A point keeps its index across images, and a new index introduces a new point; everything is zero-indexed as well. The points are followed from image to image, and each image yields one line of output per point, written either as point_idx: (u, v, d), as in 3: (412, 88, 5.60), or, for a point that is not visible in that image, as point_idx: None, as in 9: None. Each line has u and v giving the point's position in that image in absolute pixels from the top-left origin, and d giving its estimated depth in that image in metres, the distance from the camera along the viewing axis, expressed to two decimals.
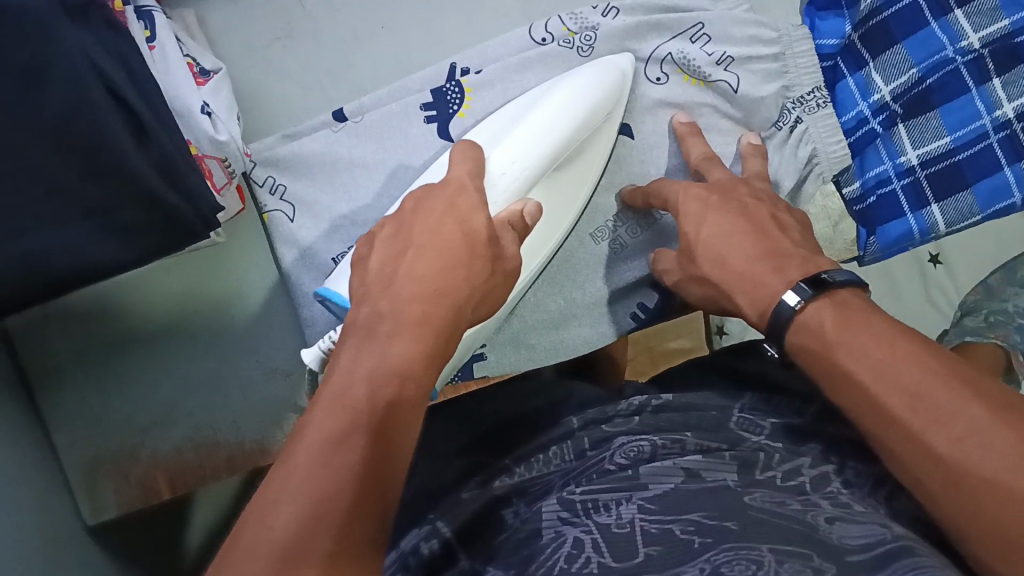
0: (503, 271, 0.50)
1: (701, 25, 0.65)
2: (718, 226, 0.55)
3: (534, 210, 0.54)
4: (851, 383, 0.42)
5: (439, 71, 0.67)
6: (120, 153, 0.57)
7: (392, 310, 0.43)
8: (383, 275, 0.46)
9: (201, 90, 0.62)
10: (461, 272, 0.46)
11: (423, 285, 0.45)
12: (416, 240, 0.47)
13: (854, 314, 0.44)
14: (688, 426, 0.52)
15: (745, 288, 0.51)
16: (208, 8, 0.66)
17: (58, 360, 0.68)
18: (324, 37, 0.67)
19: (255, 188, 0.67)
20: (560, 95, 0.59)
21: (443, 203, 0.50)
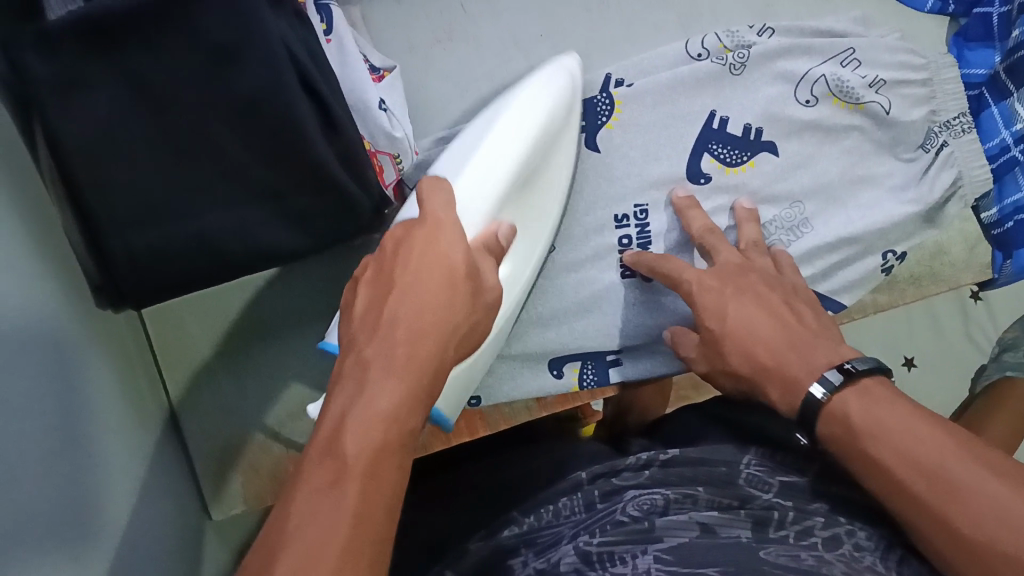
0: (485, 300, 0.43)
1: (852, 50, 0.67)
2: (736, 306, 0.56)
3: (508, 232, 0.52)
4: (880, 471, 0.43)
5: (595, 80, 0.68)
6: (301, 137, 0.58)
7: (378, 354, 0.37)
8: (367, 323, 0.39)
9: (379, 86, 0.63)
10: (443, 309, 0.40)
11: (414, 310, 0.39)
12: (401, 278, 0.40)
13: (876, 396, 0.45)
14: (697, 480, 0.50)
15: (772, 373, 0.52)
16: (373, 6, 0.68)
17: (193, 344, 0.69)
18: (483, 42, 0.69)
19: (407, 190, 0.67)
20: (512, 130, 0.57)
21: (420, 237, 0.43)
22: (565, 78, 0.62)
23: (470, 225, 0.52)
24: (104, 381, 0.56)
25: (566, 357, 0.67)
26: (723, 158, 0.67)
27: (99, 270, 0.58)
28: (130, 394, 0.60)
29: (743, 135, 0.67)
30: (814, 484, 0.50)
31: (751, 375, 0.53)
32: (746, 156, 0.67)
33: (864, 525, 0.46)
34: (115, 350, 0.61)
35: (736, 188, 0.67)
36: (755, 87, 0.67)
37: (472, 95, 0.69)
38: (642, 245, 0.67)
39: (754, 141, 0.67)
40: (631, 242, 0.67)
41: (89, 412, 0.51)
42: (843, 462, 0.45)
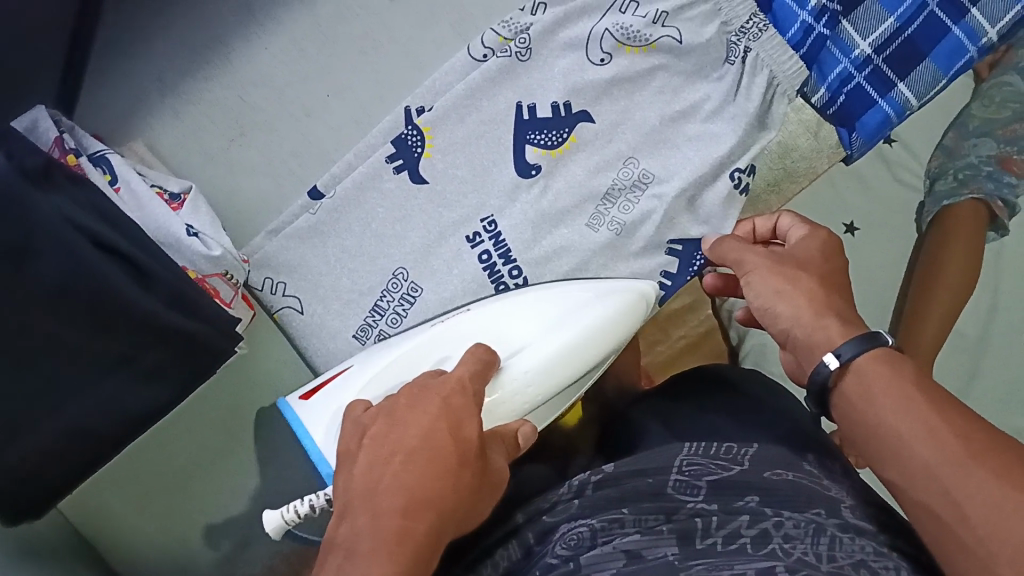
0: (491, 483, 0.46)
1: None
2: (830, 286, 0.49)
3: (530, 429, 0.52)
4: (886, 428, 0.42)
5: (395, 118, 0.67)
6: (124, 300, 0.56)
7: (371, 521, 0.39)
8: (369, 476, 0.41)
9: (181, 214, 0.61)
10: (445, 483, 0.41)
11: (413, 493, 0.40)
12: (404, 440, 0.43)
13: (893, 367, 0.43)
14: (624, 500, 0.52)
15: (834, 309, 0.47)
16: (154, 131, 0.65)
17: (120, 520, 0.67)
18: (276, 124, 0.66)
19: (257, 292, 0.67)
20: (537, 341, 0.60)
21: (438, 401, 0.46)
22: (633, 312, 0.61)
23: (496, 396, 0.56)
24: None
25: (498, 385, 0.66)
26: (543, 144, 0.66)
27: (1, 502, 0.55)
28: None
29: (553, 115, 0.66)
30: (740, 480, 0.52)
31: (805, 295, 0.47)
32: (565, 132, 0.66)
33: (791, 513, 0.47)
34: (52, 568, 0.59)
35: (567, 168, 0.66)
36: (549, 64, 0.66)
37: (284, 178, 0.67)
38: (503, 254, 0.66)
39: (567, 116, 0.66)
40: (492, 256, 0.66)
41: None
42: (849, 416, 0.44)
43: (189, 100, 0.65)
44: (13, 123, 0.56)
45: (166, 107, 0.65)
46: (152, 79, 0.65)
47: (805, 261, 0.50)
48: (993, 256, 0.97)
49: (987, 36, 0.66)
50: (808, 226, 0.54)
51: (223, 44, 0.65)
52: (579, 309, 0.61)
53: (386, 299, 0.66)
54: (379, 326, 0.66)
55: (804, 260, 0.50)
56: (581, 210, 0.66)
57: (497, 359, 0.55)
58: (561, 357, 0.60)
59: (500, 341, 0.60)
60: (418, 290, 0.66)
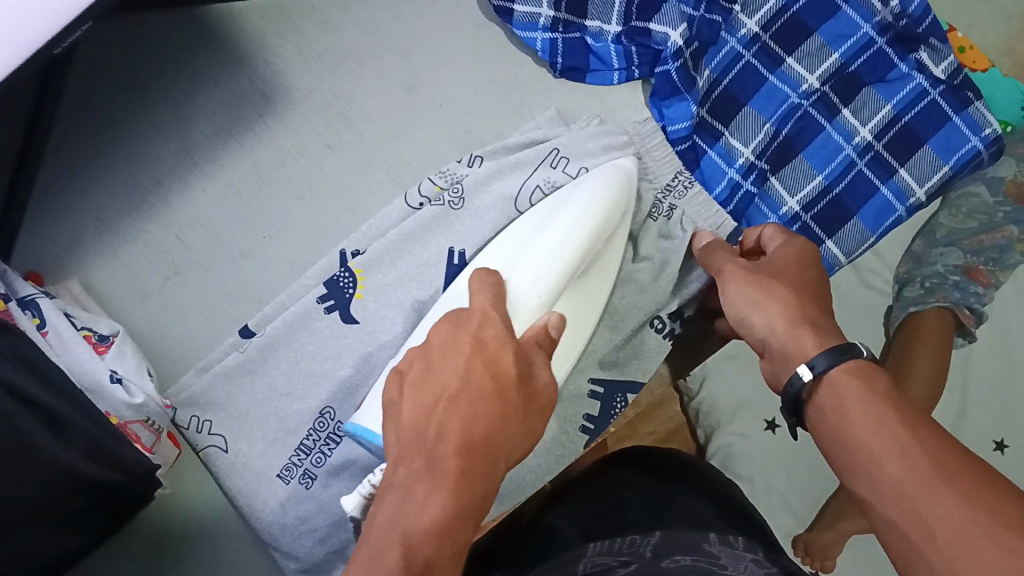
0: (537, 404, 0.43)
1: (557, 150, 0.66)
2: (807, 293, 0.50)
3: (557, 320, 0.49)
4: (861, 442, 0.40)
5: (331, 260, 0.67)
6: (44, 451, 0.54)
7: (431, 458, 0.39)
8: (416, 427, 0.41)
9: (106, 359, 0.62)
10: (493, 420, 0.40)
11: (466, 428, 0.40)
12: (446, 383, 0.42)
13: (871, 381, 0.42)
14: None
15: (811, 320, 0.48)
16: (90, 271, 0.67)
17: None
18: (211, 264, 0.68)
19: (183, 431, 0.65)
20: (554, 229, 0.56)
21: (471, 339, 0.44)
22: (620, 181, 0.60)
23: (522, 320, 0.51)
24: None
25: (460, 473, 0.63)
26: None
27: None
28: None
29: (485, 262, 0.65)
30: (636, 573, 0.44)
31: (773, 304, 0.49)
32: None
33: None
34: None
35: None
36: (480, 212, 0.66)
37: (217, 317, 0.67)
38: None
39: None
40: None
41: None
42: (825, 425, 0.43)
43: (126, 240, 0.67)
44: None
45: (103, 245, 0.67)
46: (91, 220, 0.67)
47: (778, 271, 0.52)
48: (960, 363, 0.94)
49: (915, 196, 0.66)
50: (786, 235, 0.55)
51: (166, 185, 0.68)
52: (574, 194, 0.59)
53: (311, 440, 0.65)
54: (304, 466, 0.64)
55: (783, 268, 0.52)
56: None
57: (506, 284, 0.52)
58: (565, 235, 0.56)
59: (524, 257, 0.55)
60: (344, 430, 0.65)
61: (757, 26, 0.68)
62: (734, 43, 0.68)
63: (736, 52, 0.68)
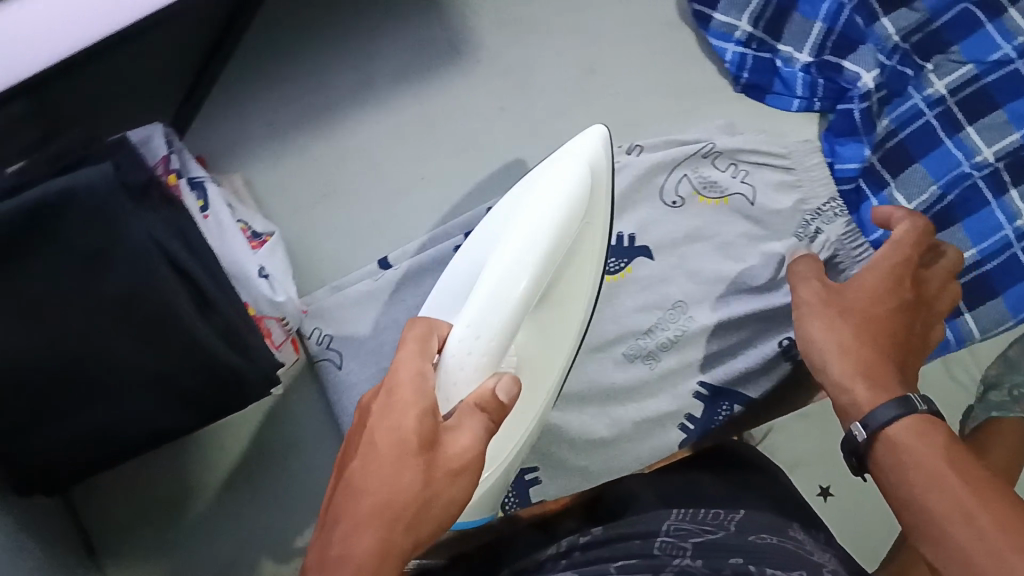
0: (450, 468, 0.38)
1: (712, 143, 0.67)
2: (872, 325, 0.50)
3: (509, 386, 0.43)
4: (928, 502, 0.40)
5: (475, 215, 0.67)
6: (181, 321, 0.54)
7: (345, 527, 0.36)
8: (345, 484, 0.37)
9: (258, 253, 0.64)
10: (390, 493, 0.36)
11: (377, 490, 0.36)
12: (372, 440, 0.38)
13: (925, 436, 0.42)
14: (616, 557, 0.49)
15: (885, 362, 0.48)
16: (252, 170, 0.69)
17: (115, 530, 0.66)
18: (365, 191, 0.70)
19: (306, 340, 0.67)
20: (546, 191, 0.49)
21: (388, 393, 0.40)
22: (596, 158, 0.51)
23: (471, 379, 0.45)
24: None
25: None
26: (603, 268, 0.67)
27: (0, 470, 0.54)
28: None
29: (617, 244, 0.68)
30: (724, 543, 0.49)
31: (842, 334, 0.49)
32: (624, 262, 0.67)
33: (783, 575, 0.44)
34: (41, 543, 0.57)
35: (618, 294, 0.67)
36: (632, 198, 0.67)
37: (360, 242, 0.70)
38: None
39: (628, 247, 0.67)
40: None
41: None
42: (887, 476, 0.43)
43: (293, 150, 0.70)
44: (129, 133, 0.61)
45: (270, 150, 0.70)
46: (263, 124, 0.70)
47: (849, 302, 0.51)
48: None
49: None
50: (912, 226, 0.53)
51: (338, 108, 0.71)
52: (531, 183, 0.51)
53: None
54: None
55: (871, 300, 0.50)
56: (611, 349, 0.67)
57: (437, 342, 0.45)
58: (567, 196, 0.49)
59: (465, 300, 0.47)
60: None
61: (945, 89, 0.68)
62: (918, 100, 0.68)
63: (917, 109, 0.68)
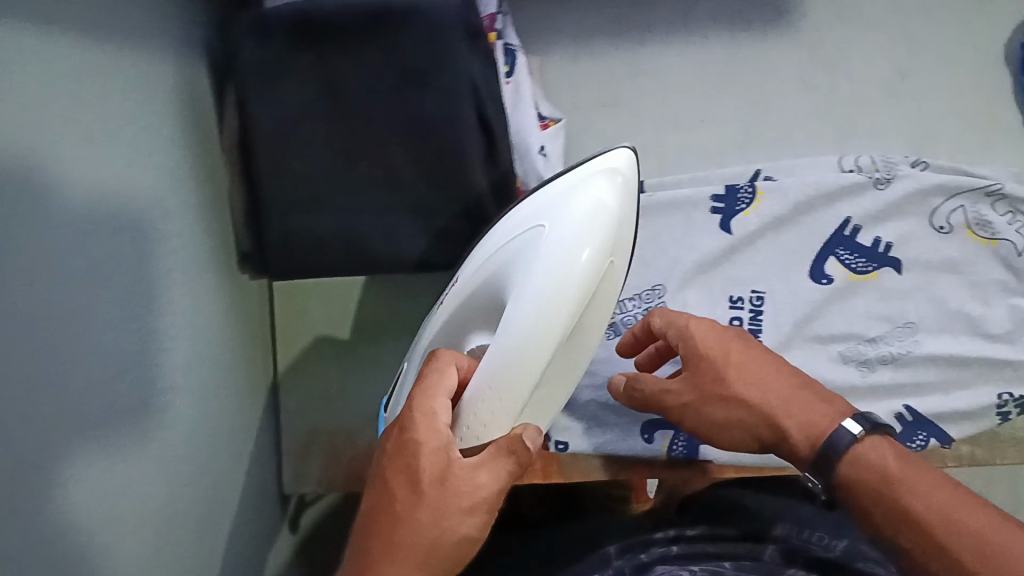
0: (456, 495, 0.44)
1: (1001, 186, 0.68)
2: (794, 398, 0.50)
3: (532, 434, 0.48)
4: (901, 506, 0.44)
5: (743, 171, 0.70)
6: (464, 160, 0.62)
7: (381, 548, 0.43)
8: (372, 519, 0.45)
9: (543, 133, 0.67)
10: (411, 518, 0.43)
11: (422, 528, 0.43)
12: (393, 481, 0.45)
13: (914, 470, 0.45)
14: (727, 554, 0.58)
15: (795, 413, 0.49)
16: (549, 59, 0.72)
17: (304, 335, 0.74)
18: (644, 113, 0.71)
19: None
20: (557, 224, 0.50)
21: (397, 440, 0.46)
22: (614, 188, 0.52)
23: (482, 409, 0.48)
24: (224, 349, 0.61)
25: (659, 424, 0.67)
26: (849, 264, 0.69)
27: (251, 228, 0.66)
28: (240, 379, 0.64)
29: (872, 246, 0.69)
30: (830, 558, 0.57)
31: (756, 407, 0.50)
32: (873, 266, 0.69)
33: None
34: (240, 316, 0.66)
35: (859, 293, 0.68)
36: (897, 208, 0.68)
37: (622, 158, 0.71)
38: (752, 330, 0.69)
39: (881, 253, 0.69)
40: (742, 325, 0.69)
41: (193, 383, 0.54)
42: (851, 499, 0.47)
43: (591, 54, 0.71)
44: None
45: (570, 46, 0.72)
46: (571, 23, 0.71)
47: (691, 364, 0.53)
48: None
49: None
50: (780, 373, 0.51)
51: (650, 26, 0.71)
52: (551, 207, 0.52)
53: (632, 302, 0.69)
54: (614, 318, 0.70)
55: (745, 368, 0.51)
56: (828, 344, 0.68)
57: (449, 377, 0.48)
58: (579, 235, 0.49)
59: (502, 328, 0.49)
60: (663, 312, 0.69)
61: None
62: None
63: None
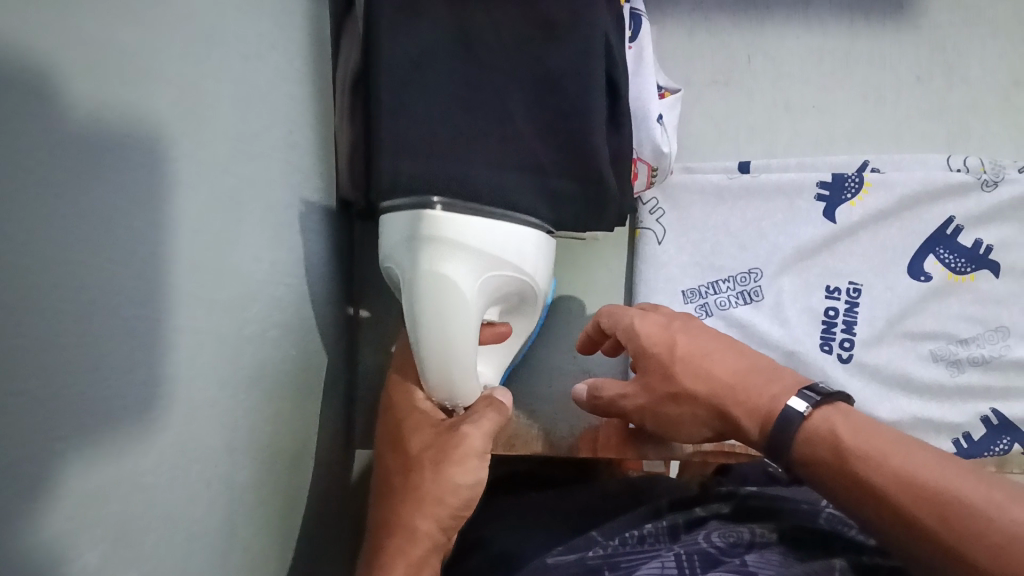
0: (441, 451, 0.52)
1: None
2: (721, 388, 0.52)
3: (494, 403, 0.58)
4: (867, 475, 0.44)
5: (850, 161, 0.70)
6: (586, 120, 0.62)
7: (389, 510, 0.52)
8: (387, 491, 0.54)
9: (661, 102, 0.67)
10: (411, 479, 0.52)
11: (410, 484, 0.52)
12: (396, 463, 0.55)
13: (864, 430, 0.46)
14: (783, 516, 0.56)
15: (739, 398, 0.51)
16: (666, 32, 0.75)
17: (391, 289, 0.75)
18: (756, 96, 0.74)
19: (639, 205, 0.71)
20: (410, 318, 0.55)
21: (396, 435, 0.57)
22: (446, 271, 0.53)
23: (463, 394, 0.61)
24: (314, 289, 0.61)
25: None
26: (949, 263, 0.68)
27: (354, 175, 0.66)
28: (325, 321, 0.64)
29: (971, 248, 0.68)
30: None
31: (705, 399, 0.52)
32: (970, 267, 0.68)
33: None
34: (334, 257, 0.67)
35: (955, 295, 0.68)
36: (1002, 209, 0.68)
37: (728, 138, 0.74)
38: (846, 322, 0.68)
39: (980, 255, 0.68)
40: (836, 315, 0.68)
41: (289, 310, 0.55)
42: (818, 477, 0.47)
43: (708, 30, 0.75)
44: None
45: (687, 24, 0.75)
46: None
47: (646, 365, 0.57)
48: None
49: None
50: (710, 356, 0.54)
51: (770, 10, 0.75)
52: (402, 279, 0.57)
53: (725, 284, 0.70)
54: (706, 299, 0.70)
55: (672, 358, 0.54)
56: (918, 342, 0.68)
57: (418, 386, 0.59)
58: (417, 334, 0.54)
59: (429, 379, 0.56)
60: (759, 295, 0.70)
61: None
62: None
63: None
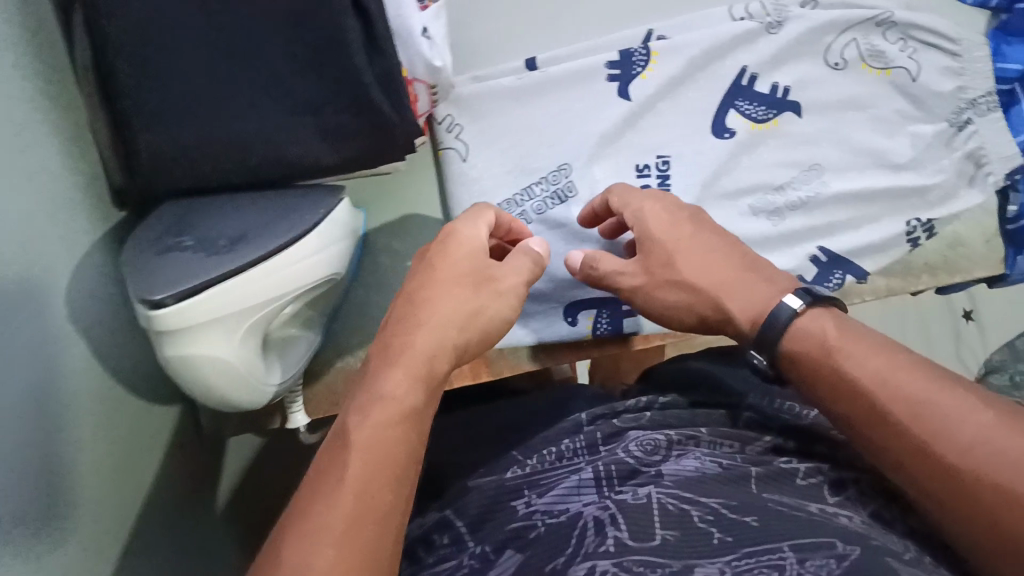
0: (498, 285, 0.50)
1: (892, 13, 0.66)
2: (723, 283, 0.51)
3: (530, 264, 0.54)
4: (855, 381, 0.44)
5: (635, 35, 0.67)
6: (345, 53, 0.57)
7: (407, 338, 0.46)
8: (406, 298, 0.49)
9: (423, 15, 0.61)
10: (455, 290, 0.48)
11: (441, 297, 0.48)
12: (429, 268, 0.50)
13: (854, 334, 0.46)
14: (698, 423, 0.53)
15: (736, 293, 0.50)
16: None
17: None
18: None
19: (436, 126, 0.68)
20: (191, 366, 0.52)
21: (443, 234, 0.52)
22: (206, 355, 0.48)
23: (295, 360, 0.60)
24: (99, 294, 0.57)
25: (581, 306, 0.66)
26: (749, 114, 0.67)
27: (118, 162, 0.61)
28: (128, 324, 0.60)
29: (770, 93, 0.67)
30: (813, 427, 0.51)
31: (702, 291, 0.52)
32: (773, 113, 0.67)
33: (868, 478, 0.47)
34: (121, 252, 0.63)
35: (762, 143, 0.67)
36: (790, 46, 0.66)
37: (510, 39, 0.71)
38: None
39: (780, 99, 0.67)
40: None
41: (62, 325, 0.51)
42: (808, 378, 0.46)
43: None
44: None
45: None
46: None
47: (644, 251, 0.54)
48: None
49: None
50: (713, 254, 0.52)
51: None
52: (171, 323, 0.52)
53: (539, 187, 0.67)
54: (524, 207, 0.67)
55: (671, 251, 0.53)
56: (737, 200, 0.67)
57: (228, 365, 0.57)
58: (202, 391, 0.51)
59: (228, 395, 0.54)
60: (573, 192, 0.67)
61: None
62: None
63: None
